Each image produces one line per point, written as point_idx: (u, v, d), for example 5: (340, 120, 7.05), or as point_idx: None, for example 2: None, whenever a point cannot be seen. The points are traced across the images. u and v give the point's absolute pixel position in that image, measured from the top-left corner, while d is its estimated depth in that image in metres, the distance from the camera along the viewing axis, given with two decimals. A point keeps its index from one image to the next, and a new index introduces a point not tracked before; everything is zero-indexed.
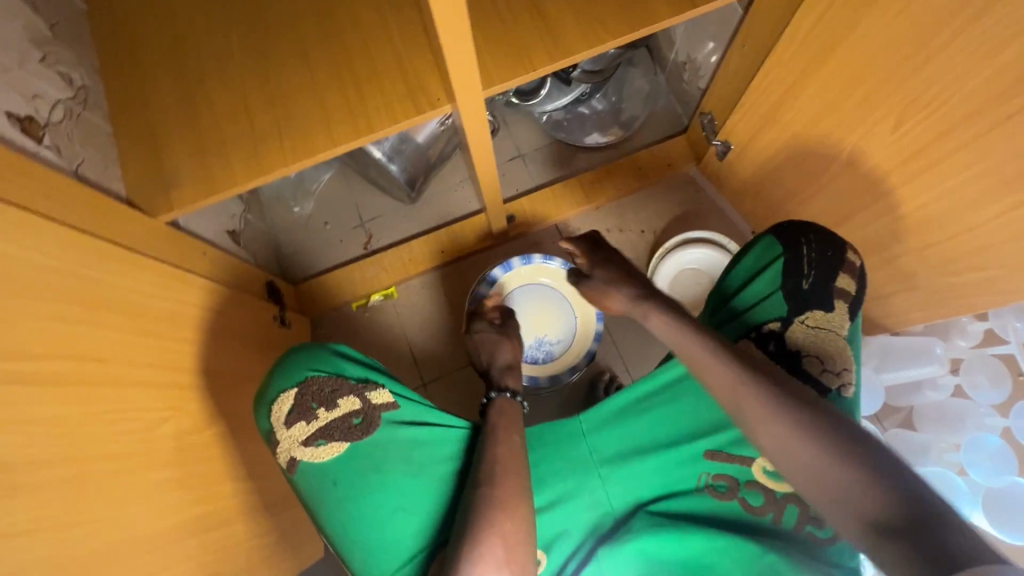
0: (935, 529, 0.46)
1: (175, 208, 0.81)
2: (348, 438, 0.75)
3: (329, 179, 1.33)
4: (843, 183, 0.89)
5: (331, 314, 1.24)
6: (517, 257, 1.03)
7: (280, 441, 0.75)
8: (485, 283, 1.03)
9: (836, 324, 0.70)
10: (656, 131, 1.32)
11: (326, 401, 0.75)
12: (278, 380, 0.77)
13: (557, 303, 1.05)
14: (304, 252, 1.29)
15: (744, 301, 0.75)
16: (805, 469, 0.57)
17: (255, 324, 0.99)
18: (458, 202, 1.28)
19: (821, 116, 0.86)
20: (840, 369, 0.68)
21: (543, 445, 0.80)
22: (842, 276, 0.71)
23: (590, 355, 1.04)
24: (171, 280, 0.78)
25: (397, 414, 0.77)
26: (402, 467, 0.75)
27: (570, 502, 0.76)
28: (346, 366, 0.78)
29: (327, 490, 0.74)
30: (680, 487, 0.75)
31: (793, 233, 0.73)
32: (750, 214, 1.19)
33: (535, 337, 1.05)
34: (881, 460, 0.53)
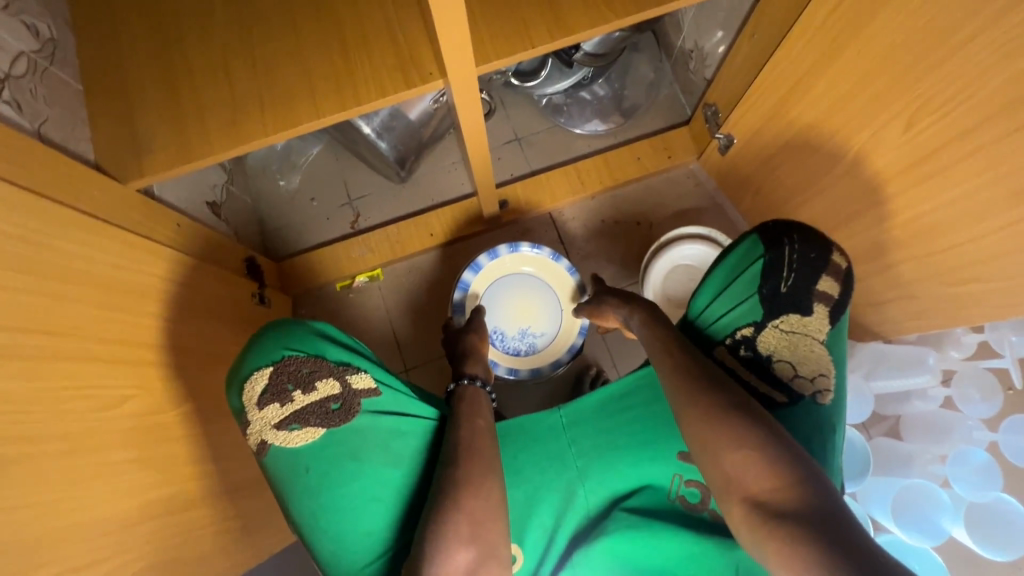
0: (836, 535, 0.49)
1: (146, 174, 0.77)
2: (324, 425, 0.66)
3: (318, 153, 1.28)
4: (846, 185, 0.86)
5: (314, 293, 1.20)
6: (504, 245, 0.99)
7: (250, 422, 0.66)
8: (470, 270, 0.99)
9: (814, 329, 0.66)
10: (658, 120, 1.28)
11: (303, 383, 0.66)
12: (250, 357, 0.68)
13: (542, 295, 1.02)
14: (289, 228, 1.25)
15: (720, 303, 0.71)
16: (725, 470, 0.59)
17: (230, 300, 0.95)
18: (450, 184, 1.24)
19: (828, 113, 0.82)
20: (814, 375, 0.67)
21: (519, 436, 0.77)
22: (824, 279, 0.66)
23: (573, 350, 1.01)
24: (138, 252, 0.74)
25: (377, 401, 0.69)
26: (379, 456, 0.67)
27: (543, 495, 0.73)
28: (327, 346, 0.69)
29: (298, 477, 0.66)
30: (653, 488, 0.71)
31: (776, 232, 0.68)
32: (749, 211, 1.15)
33: (518, 328, 1.02)
34: (799, 467, 0.56)
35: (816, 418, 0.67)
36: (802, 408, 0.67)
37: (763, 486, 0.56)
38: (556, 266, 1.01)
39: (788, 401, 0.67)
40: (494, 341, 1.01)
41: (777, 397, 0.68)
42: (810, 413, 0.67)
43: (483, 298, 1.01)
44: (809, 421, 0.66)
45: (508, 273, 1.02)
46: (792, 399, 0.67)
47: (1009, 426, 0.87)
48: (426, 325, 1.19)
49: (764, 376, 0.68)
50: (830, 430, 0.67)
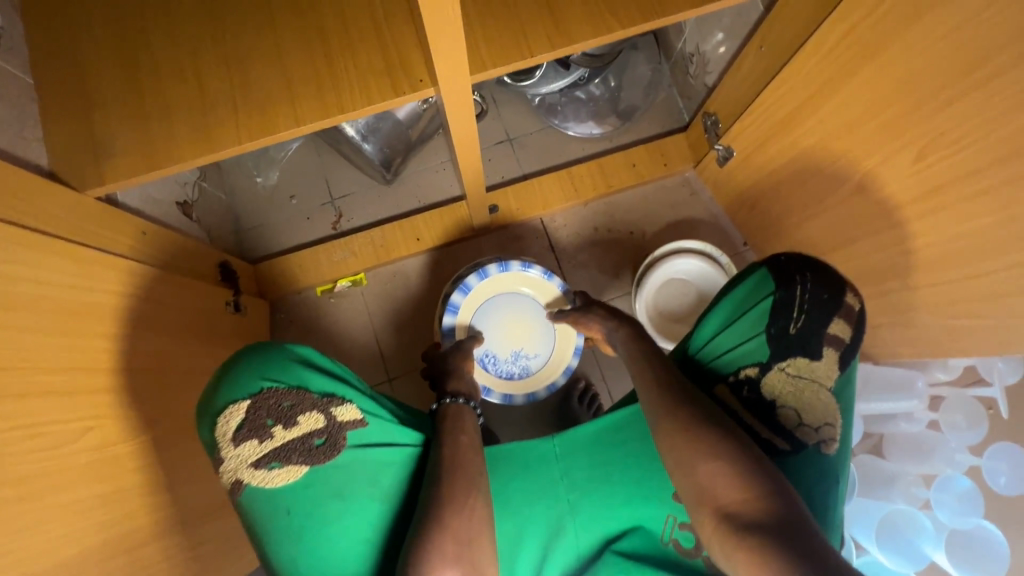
0: (798, 536, 0.50)
1: (106, 182, 0.71)
2: (308, 462, 0.62)
3: (298, 148, 1.21)
4: (848, 208, 0.84)
5: (292, 297, 1.15)
6: (493, 265, 0.95)
7: (224, 459, 0.61)
8: (459, 291, 0.95)
9: (822, 375, 0.64)
10: (654, 125, 1.24)
11: (284, 417, 0.62)
12: (223, 389, 0.62)
13: (534, 314, 0.99)
14: (267, 228, 1.18)
15: (725, 339, 0.69)
16: (695, 480, 0.59)
17: (200, 311, 0.89)
18: (439, 185, 1.19)
19: (836, 135, 0.79)
20: (818, 424, 0.65)
21: (509, 465, 0.73)
22: (836, 322, 0.64)
23: (568, 372, 0.99)
24: (95, 267, 0.68)
25: (363, 434, 0.64)
26: (363, 493, 0.63)
27: (534, 528, 0.70)
28: (309, 376, 0.64)
29: (277, 520, 0.61)
30: (648, 525, 0.68)
31: (787, 269, 0.66)
32: (746, 224, 1.13)
33: (512, 350, 0.99)
34: (768, 477, 0.56)
35: (817, 468, 0.64)
36: (804, 457, 0.64)
37: (733, 497, 0.56)
38: (547, 284, 0.97)
39: (789, 449, 0.65)
40: (486, 367, 0.98)
41: (778, 444, 0.65)
42: (812, 463, 0.64)
43: (473, 322, 0.97)
44: (810, 470, 0.64)
45: (498, 293, 0.98)
46: (795, 447, 0.64)
47: (994, 452, 0.86)
48: (411, 332, 1.14)
49: (767, 422, 0.66)
50: (830, 482, 0.64)
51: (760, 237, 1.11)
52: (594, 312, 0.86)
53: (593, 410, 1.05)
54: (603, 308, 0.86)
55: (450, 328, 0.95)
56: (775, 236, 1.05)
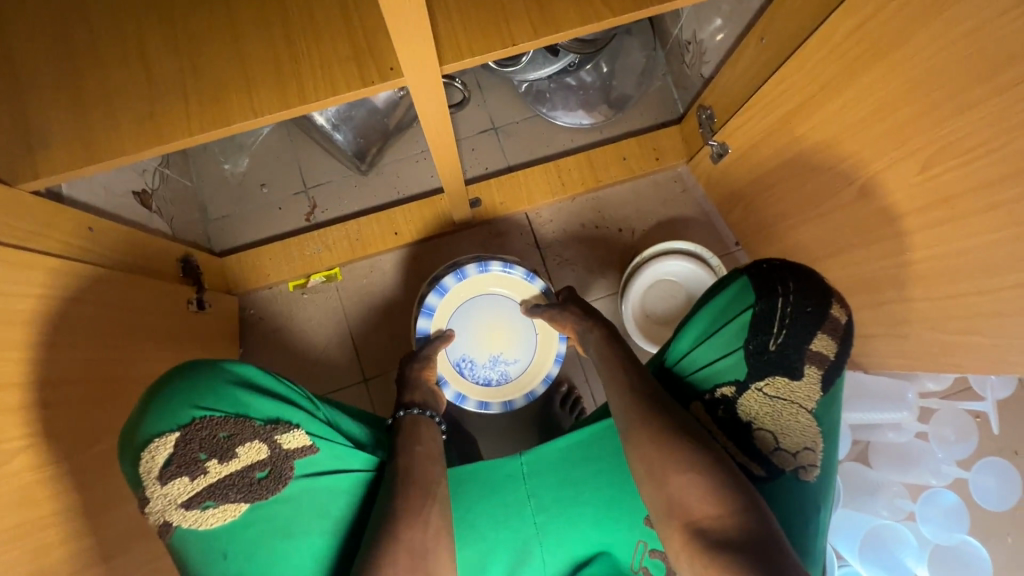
0: (774, 558, 0.48)
1: (42, 176, 0.65)
2: (247, 498, 0.59)
3: (269, 133, 1.14)
4: (846, 215, 0.79)
5: (262, 293, 1.09)
6: (472, 265, 0.90)
7: (150, 499, 0.58)
8: (435, 293, 0.90)
9: (802, 397, 0.60)
10: (648, 116, 1.19)
11: (221, 449, 0.59)
12: (148, 420, 0.58)
13: (514, 318, 0.94)
14: (236, 219, 1.12)
15: (702, 354, 0.64)
16: (667, 492, 0.55)
17: (155, 311, 0.83)
18: (419, 176, 1.13)
19: (838, 138, 0.74)
20: (798, 449, 0.61)
21: (474, 483, 0.69)
22: (820, 338, 0.59)
23: (548, 379, 0.95)
24: (28, 270, 0.62)
25: (314, 461, 0.62)
26: (312, 526, 0.61)
27: (497, 551, 0.67)
28: (251, 401, 0.61)
29: (213, 564, 0.58)
30: (617, 549, 0.66)
31: (768, 279, 0.60)
32: (738, 224, 1.09)
33: (490, 355, 0.94)
34: (744, 493, 0.53)
35: (795, 495, 0.61)
36: (780, 483, 0.61)
37: (707, 513, 0.52)
38: (529, 287, 0.92)
39: (766, 475, 0.61)
40: (463, 372, 0.94)
41: (754, 470, 0.61)
42: (792, 490, 0.61)
43: (449, 325, 0.93)
44: (788, 498, 0.61)
45: (477, 294, 0.93)
46: (771, 474, 0.61)
47: (982, 466, 0.85)
48: (387, 331, 1.09)
49: (743, 445, 0.62)
50: (810, 510, 0.61)
51: (752, 238, 1.07)
52: (570, 309, 0.81)
53: (575, 414, 1.02)
54: (579, 304, 0.81)
55: (424, 332, 0.90)
56: (768, 238, 1.01)
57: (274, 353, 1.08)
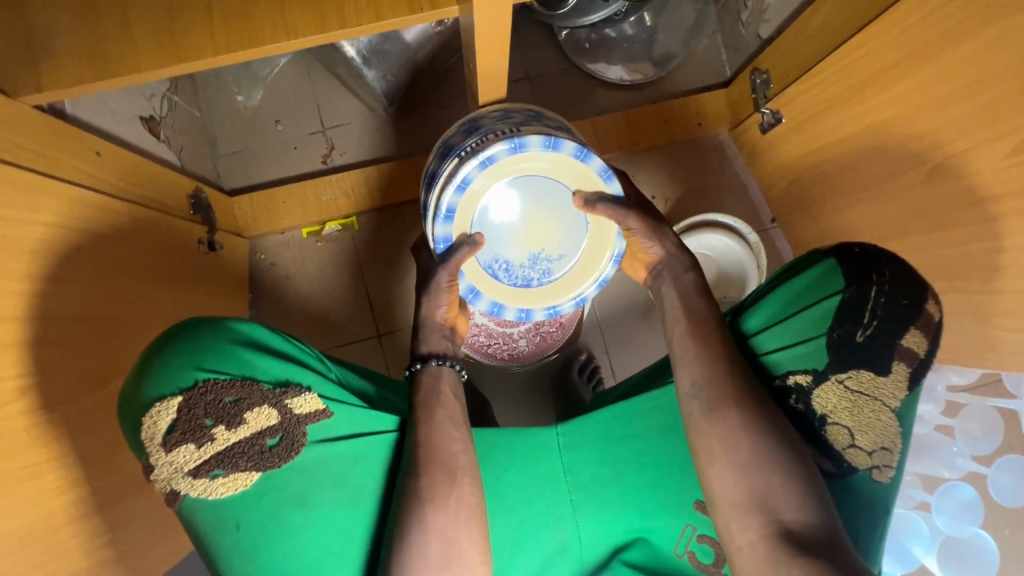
0: (840, 551, 0.50)
1: (44, 88, 0.58)
2: (258, 467, 0.57)
3: (286, 64, 1.05)
4: (908, 198, 0.75)
5: (273, 237, 1.03)
6: (500, 145, 0.66)
7: (154, 466, 0.55)
8: (453, 188, 0.68)
9: (887, 394, 0.57)
10: (693, 78, 1.11)
11: (227, 416, 0.56)
12: (150, 382, 0.56)
13: (559, 208, 0.74)
14: (247, 156, 1.05)
15: (778, 336, 0.61)
16: (740, 480, 0.56)
17: (163, 249, 0.78)
18: (446, 123, 1.05)
19: (914, 113, 0.69)
20: (873, 449, 0.58)
21: (509, 455, 0.67)
22: (913, 333, 0.56)
23: (600, 282, 0.78)
24: (32, 193, 0.57)
25: (327, 427, 0.59)
26: (331, 496, 0.59)
27: (531, 527, 0.66)
28: (258, 362, 0.58)
29: (226, 534, 0.57)
30: (658, 533, 0.65)
31: (863, 266, 0.57)
32: (780, 200, 1.03)
33: (529, 255, 0.76)
34: (818, 489, 0.54)
35: (859, 492, 0.60)
36: (849, 480, 0.60)
37: (784, 502, 0.54)
38: (579, 166, 0.71)
39: (835, 470, 0.60)
40: (496, 276, 0.77)
41: (824, 466, 0.60)
42: (854, 486, 0.60)
43: (475, 225, 0.73)
44: (852, 495, 0.60)
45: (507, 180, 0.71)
46: (841, 469, 0.59)
47: (1005, 462, 0.78)
48: (403, 287, 1.04)
49: (813, 439, 0.60)
50: (879, 511, 0.60)
51: (793, 216, 1.02)
52: (669, 239, 0.74)
53: (594, 384, 0.99)
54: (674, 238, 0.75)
55: (445, 243, 0.71)
56: (812, 217, 0.96)
57: (283, 303, 1.03)
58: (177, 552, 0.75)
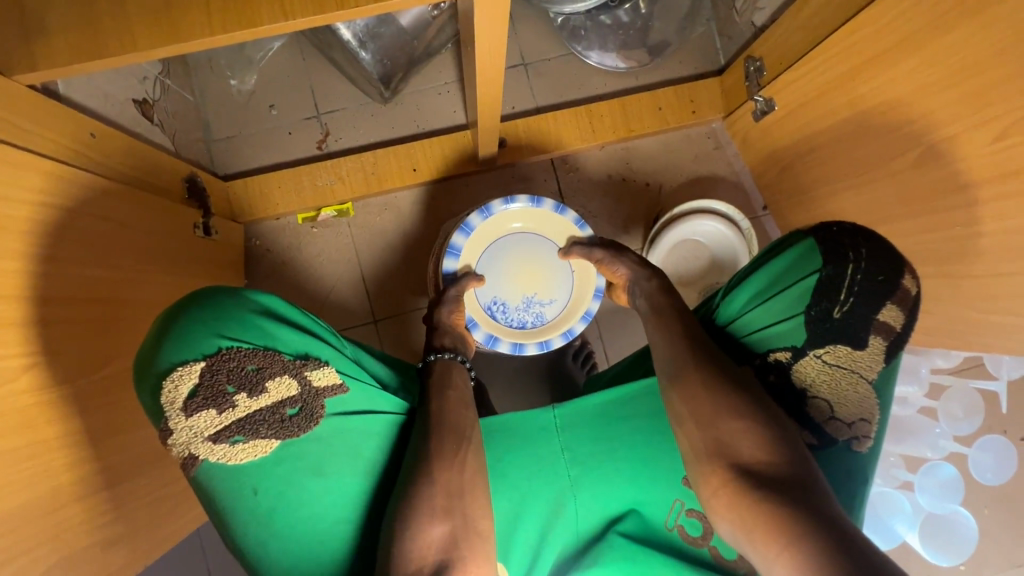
0: (811, 496, 0.50)
1: (39, 67, 0.58)
2: (278, 435, 0.59)
3: (280, 48, 1.04)
4: (897, 183, 0.76)
5: (269, 223, 1.04)
6: (497, 200, 0.87)
7: (173, 431, 0.57)
8: (460, 232, 0.86)
9: (864, 366, 0.60)
10: (687, 66, 1.11)
11: (249, 384, 0.58)
12: (169, 348, 0.57)
13: (549, 257, 0.90)
14: (242, 141, 1.04)
15: (758, 316, 0.63)
16: (709, 436, 0.56)
17: (158, 233, 0.78)
18: (441, 109, 1.05)
19: (902, 100, 0.71)
20: (853, 420, 0.61)
21: (506, 433, 0.70)
22: (888, 307, 0.58)
23: (586, 318, 0.89)
24: (26, 173, 0.57)
25: (344, 400, 0.62)
26: (345, 466, 0.61)
27: (530, 502, 0.67)
28: (279, 334, 0.60)
29: (243, 499, 0.59)
30: (650, 507, 0.67)
31: (840, 244, 0.59)
32: (772, 187, 1.05)
33: (523, 298, 0.90)
34: (787, 441, 0.55)
35: (843, 464, 0.61)
36: (831, 451, 0.61)
37: (755, 454, 0.54)
38: (560, 219, 0.88)
39: (818, 443, 0.61)
40: (494, 315, 0.90)
41: (806, 438, 0.61)
42: (836, 458, 0.61)
43: (478, 266, 0.89)
44: (839, 465, 0.61)
45: (505, 233, 0.89)
46: (823, 441, 0.61)
47: (985, 442, 0.86)
48: (399, 272, 1.05)
49: (796, 413, 0.62)
50: (859, 480, 0.62)
51: (783, 203, 1.04)
52: (631, 259, 0.79)
53: (587, 368, 1.01)
54: (638, 256, 0.80)
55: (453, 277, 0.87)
56: (803, 204, 0.98)
57: (280, 288, 1.03)
58: (178, 533, 0.76)
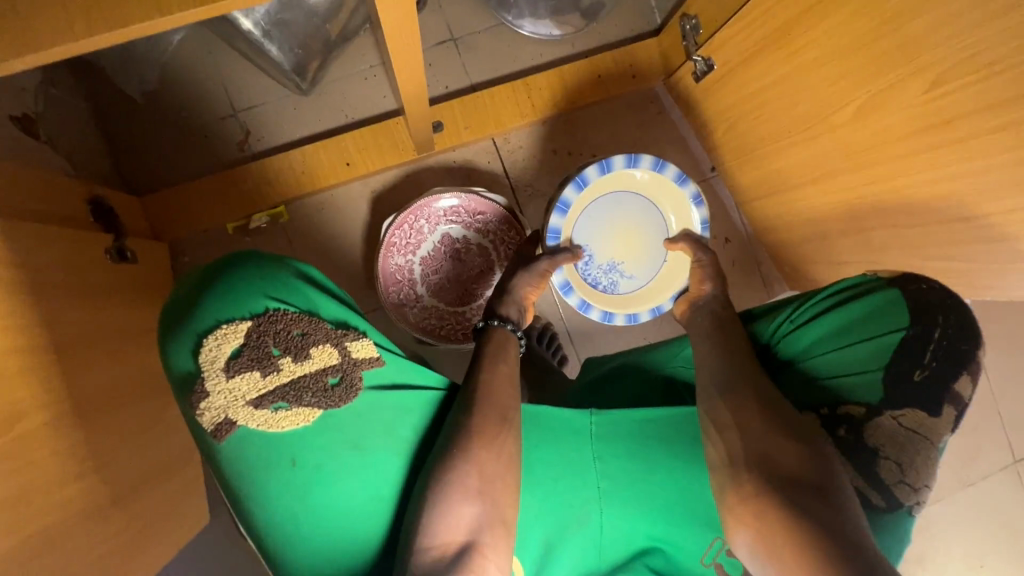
0: (837, 510, 0.53)
1: None
2: (320, 403, 0.60)
3: (183, 41, 0.94)
4: (839, 137, 0.76)
5: (195, 238, 0.96)
6: (646, 158, 0.85)
7: (211, 393, 0.58)
8: (576, 182, 0.84)
9: (937, 434, 0.61)
10: (623, 27, 1.07)
11: (294, 348, 0.60)
12: (213, 307, 0.60)
13: (652, 235, 0.90)
14: (153, 149, 0.95)
15: (837, 362, 0.67)
16: (751, 447, 0.59)
17: (74, 265, 0.70)
18: (371, 96, 0.98)
19: (838, 53, 0.69)
20: (919, 485, 0.60)
21: (540, 433, 0.70)
22: (963, 377, 0.61)
23: (654, 312, 0.89)
24: None
25: (380, 372, 0.64)
26: (383, 441, 0.63)
27: (559, 509, 0.68)
28: (320, 301, 0.64)
29: (279, 470, 0.60)
30: (687, 539, 0.66)
31: (927, 308, 0.64)
32: (718, 149, 1.04)
33: (608, 261, 0.90)
34: (823, 455, 0.58)
35: (902, 528, 0.60)
36: (895, 515, 0.60)
37: (790, 463, 0.57)
38: (682, 203, 0.89)
39: (883, 505, 0.60)
40: (579, 266, 0.90)
41: (873, 499, 0.60)
42: (897, 522, 0.60)
43: (585, 214, 0.88)
44: (869, 471, 0.61)
45: (623, 193, 0.89)
46: (889, 505, 0.60)
47: None
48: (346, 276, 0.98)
49: (866, 473, 0.61)
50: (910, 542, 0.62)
51: (732, 165, 1.03)
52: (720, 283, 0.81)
53: (554, 352, 1.00)
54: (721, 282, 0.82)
55: (555, 233, 0.86)
56: (749, 163, 0.97)
57: None
58: None
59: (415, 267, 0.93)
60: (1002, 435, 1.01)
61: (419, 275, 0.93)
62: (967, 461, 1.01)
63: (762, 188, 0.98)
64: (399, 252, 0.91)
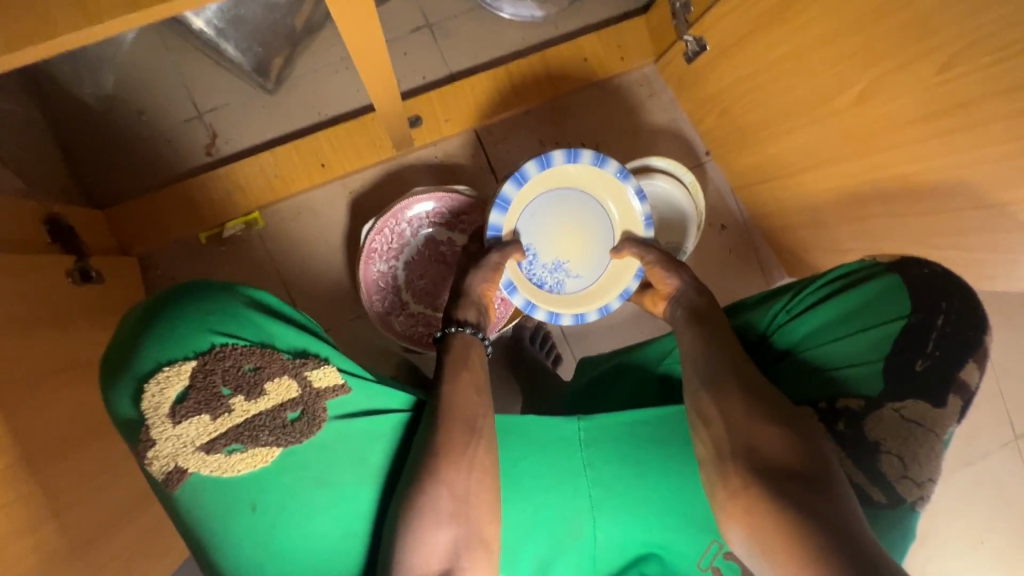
0: (831, 503, 0.50)
1: None
2: (278, 441, 0.57)
3: (136, 39, 0.88)
4: (841, 122, 0.71)
5: (166, 250, 0.91)
6: (587, 153, 0.80)
7: (158, 441, 0.55)
8: (514, 179, 0.78)
9: (940, 427, 0.58)
10: (609, 6, 1.01)
11: (247, 385, 0.57)
12: (154, 347, 0.56)
13: (599, 231, 0.84)
14: (113, 158, 0.90)
15: (833, 352, 0.64)
16: (738, 439, 0.56)
17: (30, 293, 0.66)
18: (342, 92, 0.92)
19: (840, 33, 0.64)
20: (922, 480, 0.57)
21: (525, 441, 0.67)
22: (969, 365, 0.58)
23: (602, 312, 0.84)
24: None
25: (344, 402, 0.61)
26: (349, 475, 0.60)
27: (550, 520, 0.65)
28: (274, 329, 0.60)
29: (241, 517, 0.57)
30: (685, 544, 0.63)
31: (929, 295, 0.61)
32: (712, 133, 0.99)
33: (553, 259, 0.84)
34: (812, 446, 0.55)
35: (907, 526, 0.57)
36: (898, 512, 0.57)
37: (778, 455, 0.54)
38: (628, 198, 0.83)
39: (884, 501, 0.57)
40: (522, 263, 0.83)
41: (874, 496, 0.57)
42: (900, 520, 0.57)
43: (526, 210, 0.82)
44: (867, 465, 0.58)
45: (568, 188, 0.83)
46: (891, 500, 0.57)
47: None
48: (328, 283, 0.94)
49: (865, 468, 0.58)
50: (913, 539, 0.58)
51: (727, 149, 0.98)
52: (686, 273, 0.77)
53: (550, 355, 0.99)
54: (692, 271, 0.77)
55: (496, 233, 0.80)
56: (746, 148, 0.92)
57: None
58: None
59: (400, 272, 0.89)
60: (1004, 415, 0.99)
61: (404, 280, 0.89)
62: (969, 440, 1.00)
63: (759, 172, 0.93)
64: (381, 258, 0.87)
